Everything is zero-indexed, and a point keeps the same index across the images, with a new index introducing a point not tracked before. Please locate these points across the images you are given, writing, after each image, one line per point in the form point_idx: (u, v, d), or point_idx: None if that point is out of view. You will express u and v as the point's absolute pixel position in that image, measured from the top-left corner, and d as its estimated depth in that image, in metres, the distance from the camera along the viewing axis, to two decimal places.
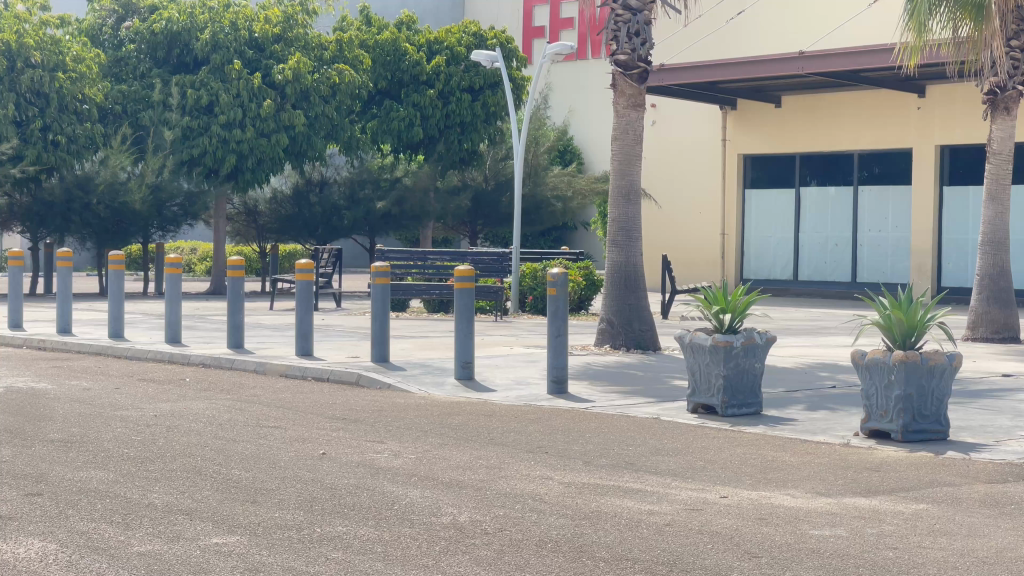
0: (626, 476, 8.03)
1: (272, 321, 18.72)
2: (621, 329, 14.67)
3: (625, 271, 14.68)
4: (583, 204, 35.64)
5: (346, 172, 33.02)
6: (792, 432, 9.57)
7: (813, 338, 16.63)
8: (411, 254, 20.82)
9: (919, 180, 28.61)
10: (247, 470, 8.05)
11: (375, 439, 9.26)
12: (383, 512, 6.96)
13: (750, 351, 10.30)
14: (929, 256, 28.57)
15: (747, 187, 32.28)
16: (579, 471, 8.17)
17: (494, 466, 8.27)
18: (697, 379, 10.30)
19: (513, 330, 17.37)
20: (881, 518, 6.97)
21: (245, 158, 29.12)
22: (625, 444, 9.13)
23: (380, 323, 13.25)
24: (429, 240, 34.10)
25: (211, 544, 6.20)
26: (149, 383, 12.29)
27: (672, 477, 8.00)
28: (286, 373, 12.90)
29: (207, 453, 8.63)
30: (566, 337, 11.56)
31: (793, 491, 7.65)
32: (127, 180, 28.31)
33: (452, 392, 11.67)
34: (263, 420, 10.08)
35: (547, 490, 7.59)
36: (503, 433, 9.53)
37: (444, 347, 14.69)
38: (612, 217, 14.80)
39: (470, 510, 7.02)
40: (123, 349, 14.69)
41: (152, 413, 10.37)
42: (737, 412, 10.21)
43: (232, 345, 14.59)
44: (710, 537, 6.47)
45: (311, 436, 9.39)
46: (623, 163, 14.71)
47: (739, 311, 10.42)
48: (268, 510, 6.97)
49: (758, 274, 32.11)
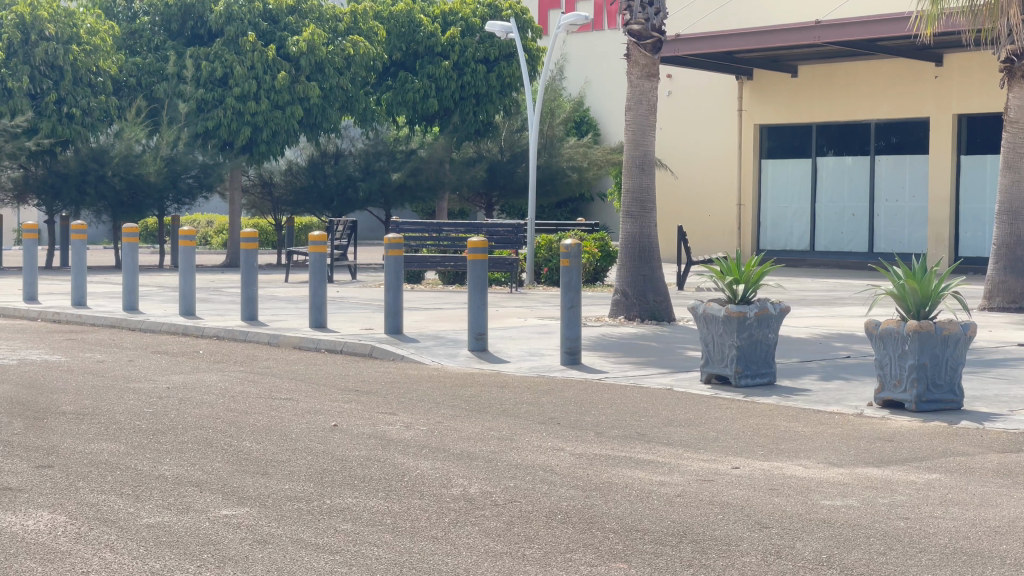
0: (638, 447, 8.01)
1: (286, 293, 18.75)
2: (636, 299, 14.60)
3: (640, 242, 14.62)
4: (598, 175, 35.51)
5: (361, 143, 32.97)
6: (805, 403, 9.52)
7: (829, 309, 16.57)
8: (425, 226, 20.79)
9: (936, 150, 28.42)
10: (258, 442, 8.05)
11: (388, 410, 9.25)
12: (394, 483, 6.96)
13: (764, 322, 10.24)
14: (946, 226, 28.40)
15: (763, 157, 32.14)
16: (590, 442, 8.15)
17: (505, 437, 8.26)
18: (710, 350, 10.27)
19: (528, 301, 17.34)
20: (894, 488, 6.94)
21: (259, 131, 29.03)
22: (637, 414, 9.10)
23: (393, 296, 13.23)
24: (444, 212, 33.98)
25: (220, 516, 6.20)
26: (162, 355, 12.31)
27: (684, 448, 7.97)
28: (299, 345, 12.90)
29: (218, 425, 8.63)
30: (579, 308, 11.52)
31: (805, 461, 7.61)
32: (142, 153, 28.48)
33: (465, 363, 11.66)
34: (275, 392, 10.09)
35: (558, 461, 7.58)
36: (516, 404, 9.51)
37: (458, 319, 14.67)
38: (625, 188, 14.72)
39: (480, 482, 7.00)
40: (137, 321, 14.72)
41: (166, 385, 10.38)
42: (750, 382, 10.18)
43: (246, 317, 14.61)
44: (720, 507, 6.44)
45: (324, 408, 9.39)
46: (637, 134, 14.62)
47: (753, 282, 10.39)
48: (278, 482, 6.97)
49: (774, 245, 31.98)
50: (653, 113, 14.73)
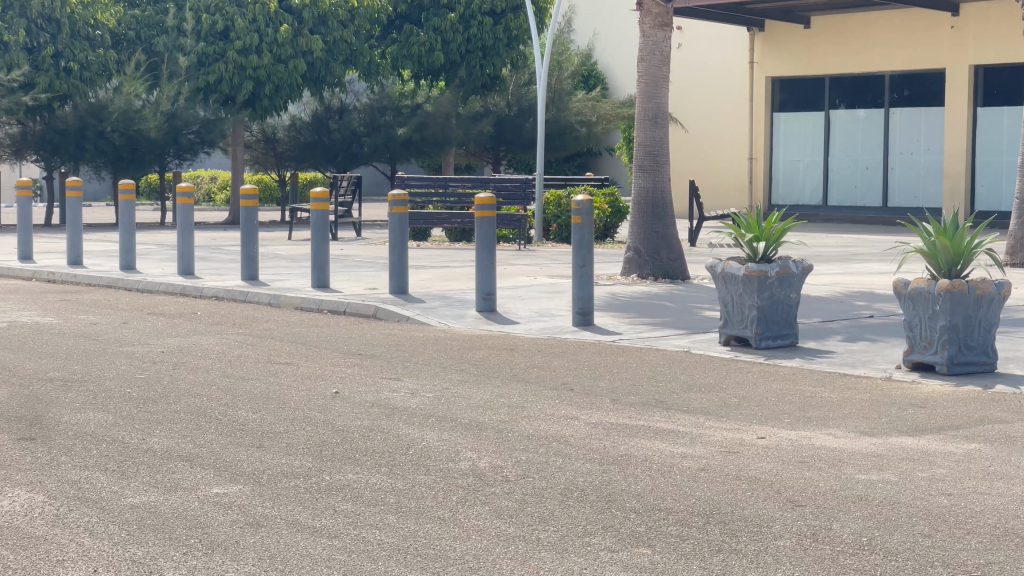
0: (656, 416, 7.57)
1: (289, 251, 18.29)
2: (649, 257, 14.13)
3: (653, 197, 14.11)
4: (607, 129, 34.87)
5: (366, 98, 32.52)
6: (829, 366, 9.05)
7: (849, 266, 16.09)
8: (430, 182, 20.30)
9: (952, 101, 27.80)
10: (254, 412, 7.60)
11: (391, 376, 8.80)
12: (397, 457, 6.53)
13: (786, 281, 9.76)
14: (963, 179, 27.81)
15: (775, 110, 31.53)
16: (606, 410, 7.70)
17: (516, 405, 7.81)
18: (729, 311, 9.80)
19: (537, 259, 16.85)
20: (933, 460, 6.45)
21: (262, 85, 28.54)
22: (653, 379, 8.63)
23: (398, 255, 12.76)
24: (452, 168, 33.44)
25: (210, 495, 5.77)
26: (158, 317, 11.86)
27: (705, 416, 7.52)
28: (301, 306, 12.44)
29: (212, 392, 8.19)
30: (591, 267, 11.04)
31: (834, 430, 7.14)
32: (142, 108, 27.98)
33: (473, 325, 11.19)
34: (274, 356, 9.65)
35: (574, 431, 7.14)
36: (527, 368, 9.06)
37: (465, 277, 14.20)
38: (637, 142, 14.22)
39: (490, 455, 6.57)
40: (134, 281, 14.26)
41: (160, 349, 9.94)
42: (771, 344, 9.72)
43: (246, 277, 14.15)
44: (749, 483, 6.00)
45: (325, 373, 8.94)
46: (650, 85, 14.09)
47: (773, 240, 9.88)
48: (274, 456, 6.54)
49: (787, 200, 31.43)
50: (667, 63, 14.18)
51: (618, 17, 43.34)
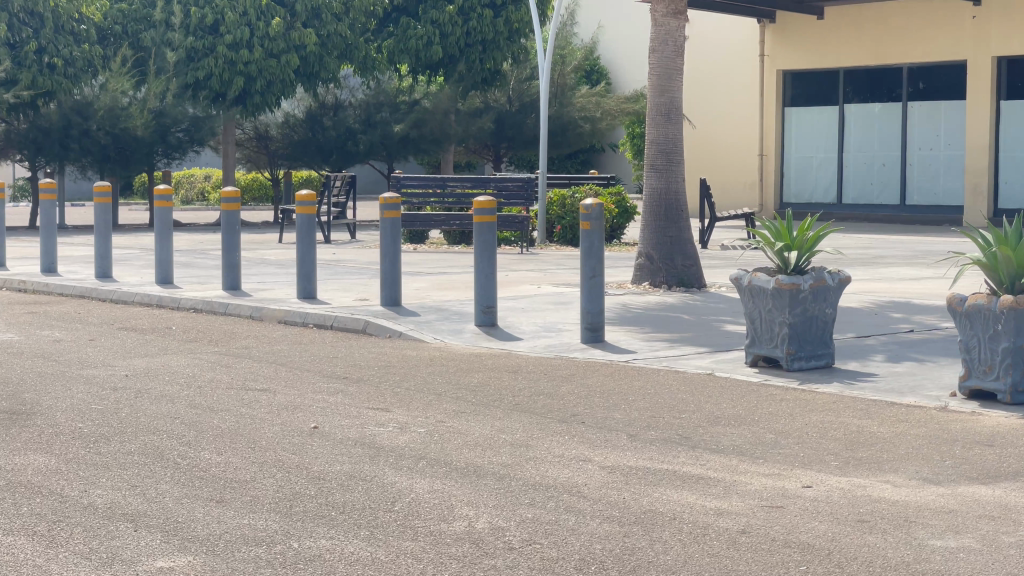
0: (681, 456, 6.58)
1: (278, 255, 17.28)
2: (662, 264, 13.10)
3: (666, 200, 13.09)
4: (611, 124, 33.79)
5: (361, 94, 31.46)
6: (872, 392, 8.02)
7: (874, 271, 15.11)
8: (429, 182, 19.28)
9: (973, 94, 26.77)
10: (219, 453, 6.59)
11: (379, 406, 7.78)
12: (381, 515, 5.52)
13: (821, 295, 8.74)
14: (984, 175, 26.77)
15: (787, 105, 30.49)
16: (625, 451, 6.69)
17: (518, 443, 6.81)
18: (757, 328, 8.77)
19: (539, 265, 15.83)
20: (1017, 519, 5.44)
21: (253, 81, 27.63)
22: (676, 409, 7.61)
23: (390, 264, 11.74)
24: (449, 166, 32.42)
25: (152, 572, 4.75)
26: (128, 333, 10.84)
27: (740, 458, 6.52)
28: (284, 319, 11.42)
29: (175, 428, 7.18)
30: (600, 278, 10.02)
31: (892, 477, 6.14)
32: (128, 105, 26.54)
33: (472, 341, 10.17)
34: (250, 381, 8.64)
35: (588, 478, 6.13)
36: (532, 397, 8.02)
37: (464, 286, 13.19)
38: (648, 139, 13.20)
39: (490, 512, 5.54)
40: (108, 291, 13.24)
41: (124, 372, 8.91)
42: (804, 365, 8.71)
43: (228, 287, 13.13)
44: (803, 552, 4.98)
45: (305, 402, 7.91)
46: (663, 79, 13.07)
47: (807, 248, 8.82)
48: (236, 515, 5.53)
49: (799, 198, 30.38)
50: (681, 55, 13.17)
51: (624, 11, 42.76)
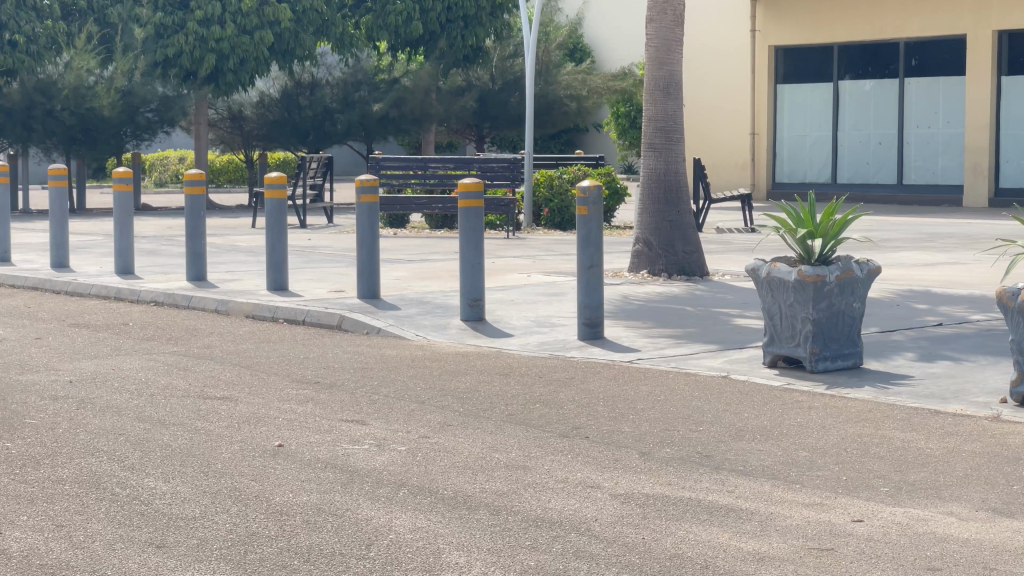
0: (704, 481, 5.65)
1: (250, 241, 16.30)
2: (661, 251, 12.17)
3: (665, 182, 12.16)
4: (598, 103, 32.81)
5: (339, 72, 30.50)
6: (912, 398, 7.09)
7: (886, 256, 14.20)
8: (409, 163, 18.30)
9: (973, 70, 25.90)
10: (165, 482, 5.65)
11: (353, 418, 6.84)
12: (354, 565, 4.57)
13: (848, 288, 7.82)
14: (985, 154, 25.89)
15: (779, 82, 29.57)
16: (638, 475, 5.77)
17: (516, 466, 5.89)
18: (776, 325, 7.85)
19: (527, 250, 14.89)
20: None
21: (226, 59, 26.61)
22: (691, 421, 6.68)
23: (367, 252, 10.80)
24: (431, 147, 31.42)
25: None
26: (80, 330, 9.86)
27: (773, 482, 5.59)
28: (253, 314, 10.46)
29: (116, 448, 6.23)
30: (599, 267, 9.10)
31: (957, 507, 5.23)
32: (94, 84, 25.53)
33: (458, 338, 9.24)
34: (209, 387, 7.69)
35: (601, 512, 5.19)
36: (528, 406, 7.09)
37: (448, 276, 12.23)
38: (646, 115, 12.27)
39: (485, 560, 4.61)
40: (62, 282, 12.26)
41: (69, 377, 7.95)
42: (830, 367, 7.80)
43: (192, 277, 12.16)
44: None
45: (268, 414, 6.96)
46: (661, 51, 12.14)
47: (832, 234, 7.87)
48: (178, 565, 4.58)
49: (791, 178, 29.48)
50: (680, 24, 12.23)
51: None
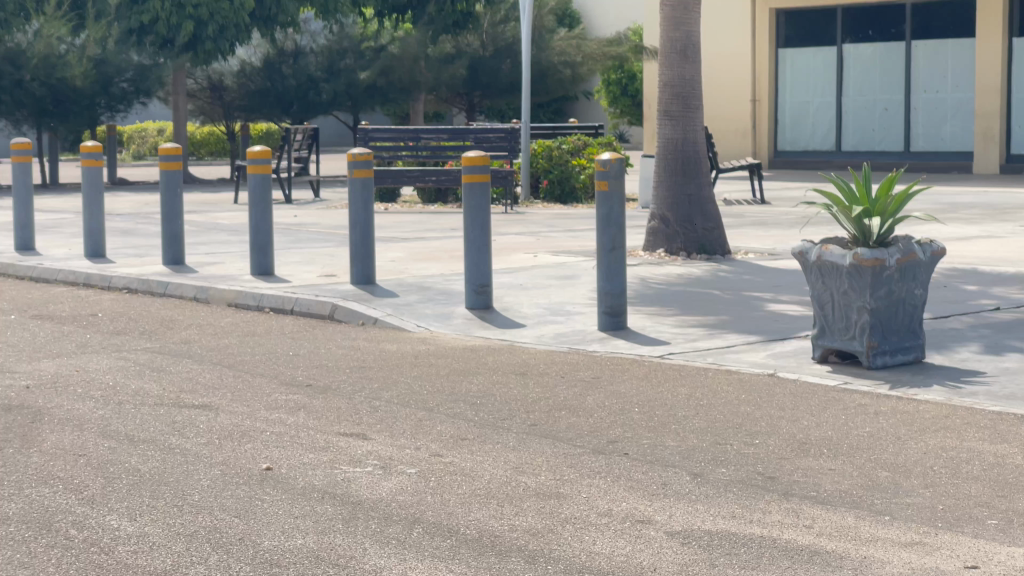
0: (774, 513, 4.74)
1: (232, 219, 15.35)
2: (680, 228, 11.27)
3: (684, 153, 11.24)
4: (593, 70, 31.73)
5: (324, 40, 29.56)
6: (991, 400, 6.20)
7: (915, 228, 13.31)
8: (399, 133, 17.33)
9: (985, 30, 25.02)
10: (132, 521, 4.72)
11: (351, 431, 5.92)
12: None
13: (909, 273, 6.91)
14: (996, 118, 25.00)
15: (779, 45, 28.60)
16: (695, 504, 4.86)
17: (548, 493, 4.98)
18: (827, 315, 6.97)
19: (529, 226, 13.97)
20: None
21: (205, 26, 25.07)
22: (744, 432, 5.79)
23: (360, 234, 9.85)
24: (419, 116, 30.44)
25: None
26: (43, 322, 8.91)
27: (860, 515, 4.69)
28: (235, 303, 9.52)
29: (74, 473, 5.29)
30: (621, 250, 8.18)
31: None
32: (65, 52, 24.54)
33: (463, 330, 8.31)
34: (184, 393, 6.75)
35: (658, 559, 4.28)
36: (552, 414, 6.18)
37: (447, 257, 11.30)
38: (662, 81, 11.35)
39: None
40: (27, 267, 11.29)
41: (26, 382, 7.00)
42: (888, 362, 6.92)
43: (169, 261, 11.20)
44: None
45: (253, 427, 6.03)
46: (677, 11, 11.27)
47: (891, 212, 6.99)
48: None
49: (792, 145, 28.54)
50: None
51: None
